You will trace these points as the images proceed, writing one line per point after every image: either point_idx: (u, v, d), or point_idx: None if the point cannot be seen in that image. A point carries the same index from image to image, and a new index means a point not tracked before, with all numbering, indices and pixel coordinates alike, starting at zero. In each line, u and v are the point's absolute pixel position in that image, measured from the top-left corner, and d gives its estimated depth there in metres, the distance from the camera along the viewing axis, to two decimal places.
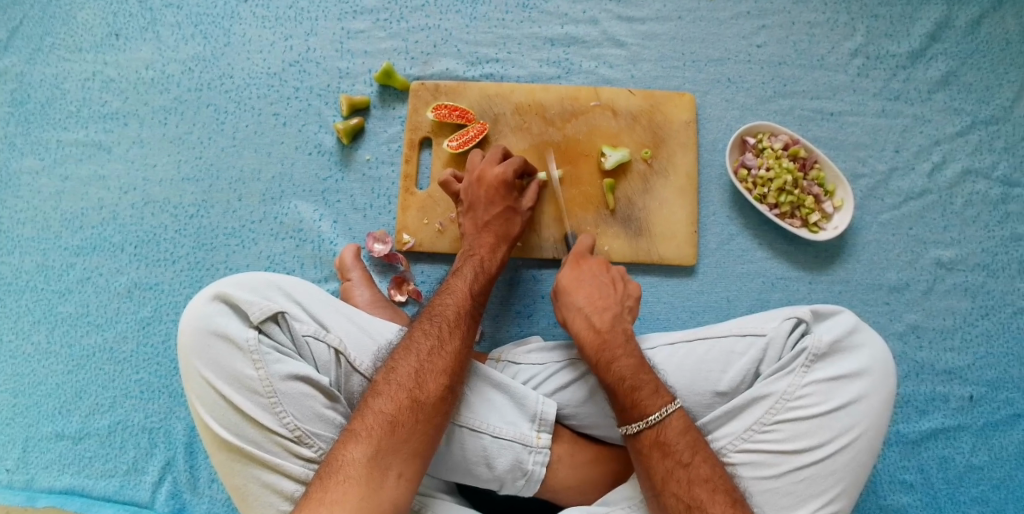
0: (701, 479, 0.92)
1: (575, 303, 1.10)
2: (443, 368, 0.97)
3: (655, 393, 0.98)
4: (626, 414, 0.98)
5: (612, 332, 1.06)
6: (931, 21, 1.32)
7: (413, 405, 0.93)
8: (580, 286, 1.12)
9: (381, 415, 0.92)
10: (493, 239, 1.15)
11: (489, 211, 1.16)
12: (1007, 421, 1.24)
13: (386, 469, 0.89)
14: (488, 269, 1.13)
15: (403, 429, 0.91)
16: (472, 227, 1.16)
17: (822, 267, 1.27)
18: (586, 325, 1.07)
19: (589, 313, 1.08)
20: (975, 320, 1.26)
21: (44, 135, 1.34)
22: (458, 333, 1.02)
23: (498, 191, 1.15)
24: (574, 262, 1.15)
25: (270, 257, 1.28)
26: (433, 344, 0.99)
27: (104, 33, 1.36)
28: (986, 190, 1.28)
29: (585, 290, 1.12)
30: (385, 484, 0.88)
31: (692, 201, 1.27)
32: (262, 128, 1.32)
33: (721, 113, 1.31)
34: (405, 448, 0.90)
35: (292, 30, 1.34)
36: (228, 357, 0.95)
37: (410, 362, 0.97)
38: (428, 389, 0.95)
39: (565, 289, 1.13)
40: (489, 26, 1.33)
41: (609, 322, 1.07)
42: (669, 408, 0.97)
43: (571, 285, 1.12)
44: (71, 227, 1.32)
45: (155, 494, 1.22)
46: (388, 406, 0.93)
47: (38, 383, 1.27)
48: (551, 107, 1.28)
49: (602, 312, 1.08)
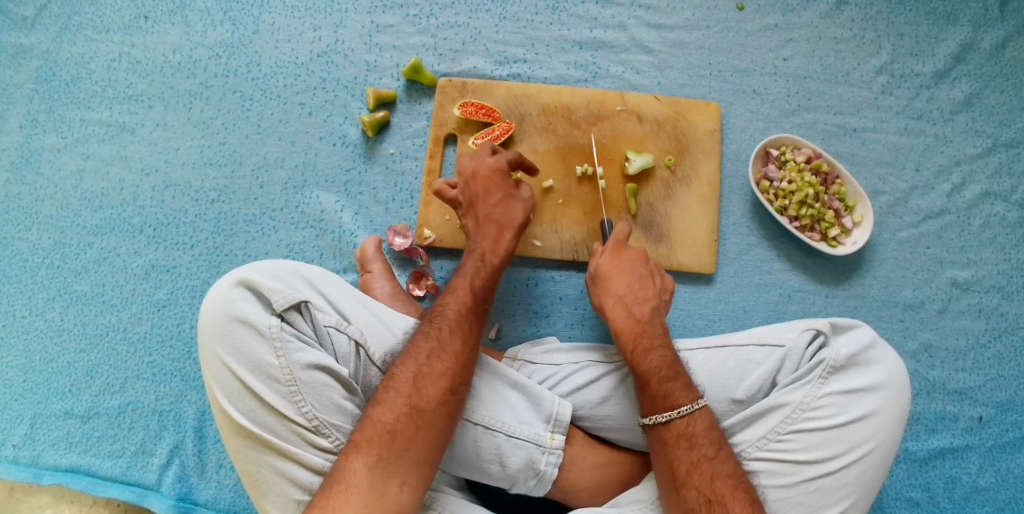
0: (724, 474, 0.92)
1: (615, 291, 1.11)
2: (442, 371, 0.97)
3: (687, 387, 0.99)
4: (657, 404, 0.98)
5: (653, 321, 1.07)
6: (957, 43, 1.33)
7: (412, 413, 0.93)
8: (617, 273, 1.12)
9: (381, 425, 0.92)
10: (496, 229, 1.15)
11: (488, 202, 1.16)
12: (1014, 444, 1.24)
13: (389, 478, 0.89)
14: (490, 261, 1.12)
15: (404, 438, 0.91)
16: (473, 222, 1.16)
17: (839, 282, 1.28)
18: (625, 315, 1.08)
19: (629, 302, 1.09)
20: (988, 342, 1.27)
21: (67, 113, 1.34)
22: (459, 332, 1.01)
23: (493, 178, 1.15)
24: (614, 250, 1.14)
25: (289, 245, 1.28)
26: (434, 347, 0.99)
27: (132, 15, 1.36)
28: (1005, 213, 1.29)
29: (624, 280, 1.12)
30: (388, 491, 0.88)
31: (714, 209, 1.27)
32: (287, 117, 1.32)
33: (745, 124, 1.31)
34: (406, 456, 0.90)
35: (322, 21, 1.34)
36: (250, 342, 0.95)
37: (410, 367, 0.96)
38: (427, 394, 0.94)
39: (604, 276, 1.13)
40: (518, 26, 1.34)
41: (648, 312, 1.08)
42: (697, 403, 0.97)
43: (610, 272, 1.13)
44: (90, 205, 1.31)
45: (162, 477, 1.22)
46: (387, 415, 0.92)
47: (49, 360, 1.27)
48: (577, 109, 1.28)
49: (642, 303, 1.09)
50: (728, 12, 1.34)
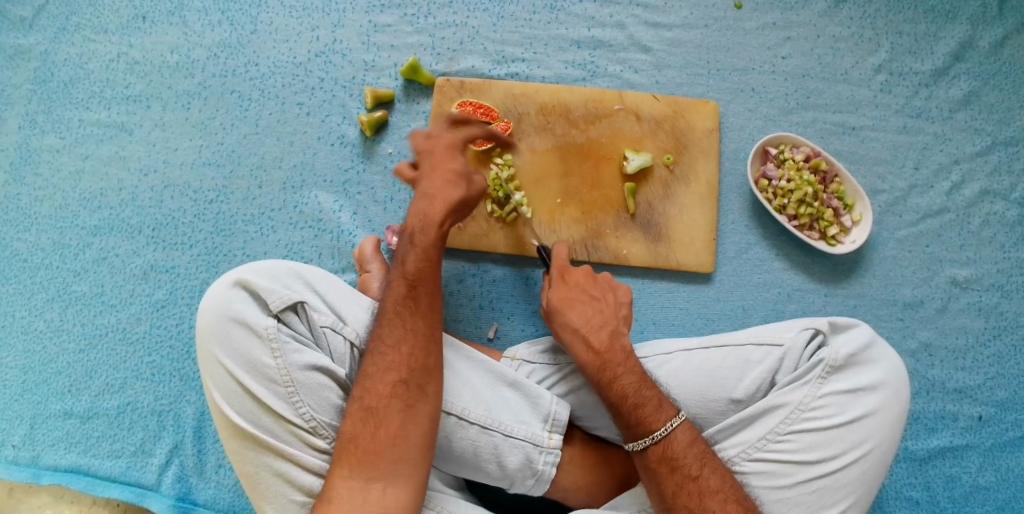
0: (711, 490, 0.92)
1: (570, 323, 1.06)
2: (385, 366, 0.94)
3: (658, 409, 0.97)
4: (633, 431, 0.97)
5: (612, 345, 1.03)
6: (956, 41, 1.32)
7: (365, 415, 0.91)
8: (571, 301, 1.09)
9: (344, 435, 0.91)
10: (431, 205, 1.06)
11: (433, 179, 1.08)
12: (1014, 443, 1.24)
13: (365, 484, 0.88)
14: (420, 242, 1.04)
15: (364, 442, 0.90)
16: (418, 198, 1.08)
17: (838, 281, 1.27)
18: (583, 346, 1.04)
19: (585, 332, 1.05)
20: (987, 341, 1.27)
21: (66, 113, 1.34)
22: (393, 321, 0.97)
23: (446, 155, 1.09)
24: (560, 281, 1.11)
25: (287, 245, 1.28)
26: (374, 345, 0.96)
27: (130, 15, 1.36)
28: (1004, 212, 1.29)
29: (578, 309, 1.08)
30: (369, 496, 0.87)
31: (712, 208, 1.27)
32: (285, 117, 1.32)
33: (743, 123, 1.31)
34: (376, 458, 0.89)
35: (320, 21, 1.34)
36: (247, 344, 0.95)
37: (359, 372, 0.95)
38: (376, 394, 0.92)
39: (557, 309, 1.08)
40: (516, 25, 1.33)
41: (606, 341, 1.03)
42: (674, 423, 0.96)
43: (562, 305, 1.08)
44: (88, 206, 1.31)
45: (161, 477, 1.22)
46: (347, 422, 0.92)
47: (49, 360, 1.27)
48: (575, 109, 1.28)
49: (599, 330, 1.05)
50: (727, 10, 1.34)
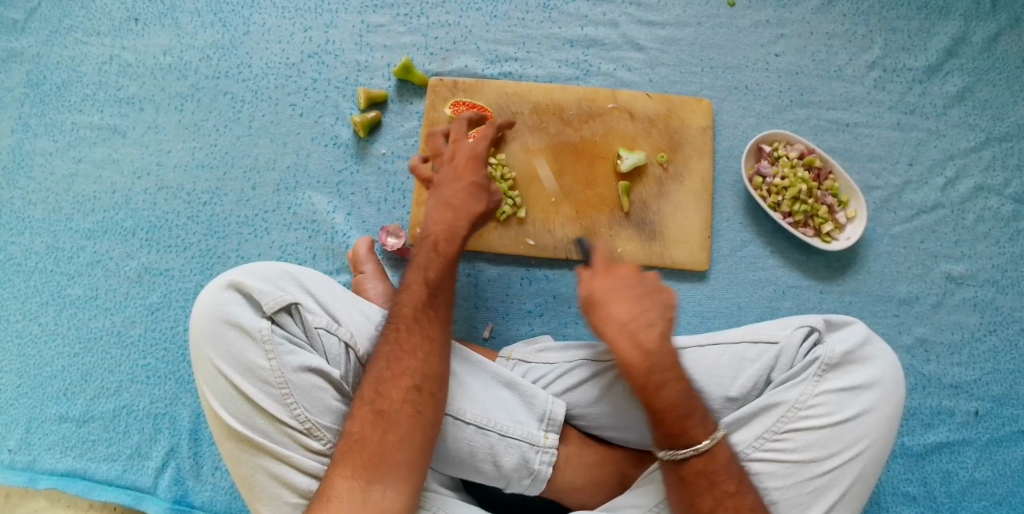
0: (748, 507, 0.90)
1: (615, 317, 0.96)
2: (400, 372, 0.93)
3: (703, 421, 0.92)
4: (672, 440, 0.92)
5: (662, 349, 0.94)
6: (949, 36, 1.32)
7: (377, 419, 0.90)
8: (614, 294, 0.98)
9: (349, 435, 0.90)
10: (452, 216, 1.08)
11: (453, 188, 1.10)
12: (1010, 438, 1.24)
13: (365, 485, 0.87)
14: (443, 249, 1.05)
15: (370, 443, 0.89)
16: (435, 205, 1.10)
17: (834, 277, 1.27)
18: (631, 346, 0.94)
19: (634, 331, 0.95)
20: (983, 336, 1.27)
21: (59, 116, 1.34)
22: (415, 330, 0.97)
23: (468, 164, 1.11)
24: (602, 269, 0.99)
25: (282, 247, 1.28)
26: (389, 349, 0.95)
27: (123, 17, 1.36)
28: (998, 207, 1.29)
29: (623, 301, 0.97)
30: (370, 498, 0.86)
31: (706, 206, 1.27)
32: (279, 118, 1.32)
33: (737, 120, 1.31)
34: (381, 461, 0.88)
35: (312, 22, 1.34)
36: (240, 346, 0.95)
37: (371, 375, 0.94)
38: (389, 398, 0.92)
39: (600, 300, 0.98)
40: (509, 24, 1.33)
41: (657, 343, 0.94)
42: (719, 435, 0.92)
43: (605, 296, 0.98)
44: (82, 209, 1.31)
45: (157, 480, 1.21)
46: (356, 425, 0.91)
47: (44, 364, 1.27)
48: (569, 107, 1.28)
49: (648, 329, 0.94)
50: (720, 7, 1.34)
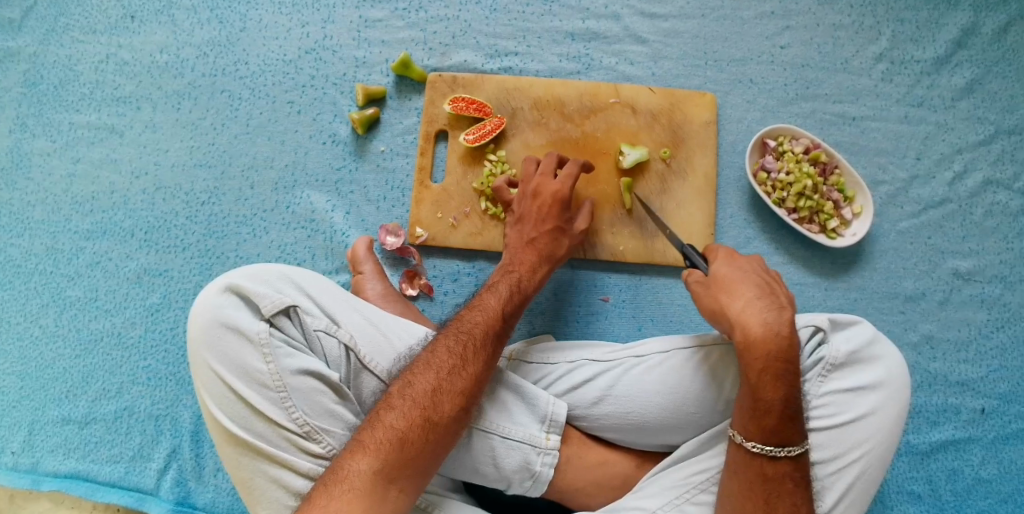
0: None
1: (744, 296, 0.94)
2: (462, 390, 0.91)
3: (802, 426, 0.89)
4: (771, 435, 0.87)
5: (791, 333, 0.90)
6: (958, 27, 1.30)
7: (425, 425, 0.87)
8: (741, 278, 0.96)
9: (392, 430, 0.86)
10: (536, 258, 1.12)
11: (539, 228, 1.13)
12: (1017, 435, 1.23)
13: (387, 484, 0.83)
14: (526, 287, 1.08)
15: (413, 447, 0.85)
16: (517, 240, 1.14)
17: (839, 274, 1.26)
18: (760, 323, 0.90)
19: (765, 311, 0.92)
20: (991, 332, 1.25)
21: (57, 116, 1.33)
22: (485, 355, 0.95)
23: (553, 208, 1.13)
24: (728, 256, 0.99)
25: (281, 247, 1.27)
26: (459, 365, 0.93)
27: (119, 15, 1.34)
28: (1007, 202, 1.27)
29: (751, 285, 0.95)
30: (386, 497, 0.83)
31: (710, 202, 1.25)
32: (276, 116, 1.31)
33: (741, 115, 1.29)
34: (411, 466, 0.85)
35: (309, 17, 1.32)
36: (239, 349, 0.95)
37: (429, 379, 0.91)
38: (443, 410, 0.89)
39: (724, 282, 0.96)
40: (509, 18, 1.31)
41: (789, 326, 0.91)
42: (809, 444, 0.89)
43: (733, 278, 0.96)
44: (81, 210, 1.30)
45: (160, 481, 1.21)
46: (400, 422, 0.87)
47: (45, 366, 1.27)
48: (570, 103, 1.26)
49: (779, 312, 0.92)
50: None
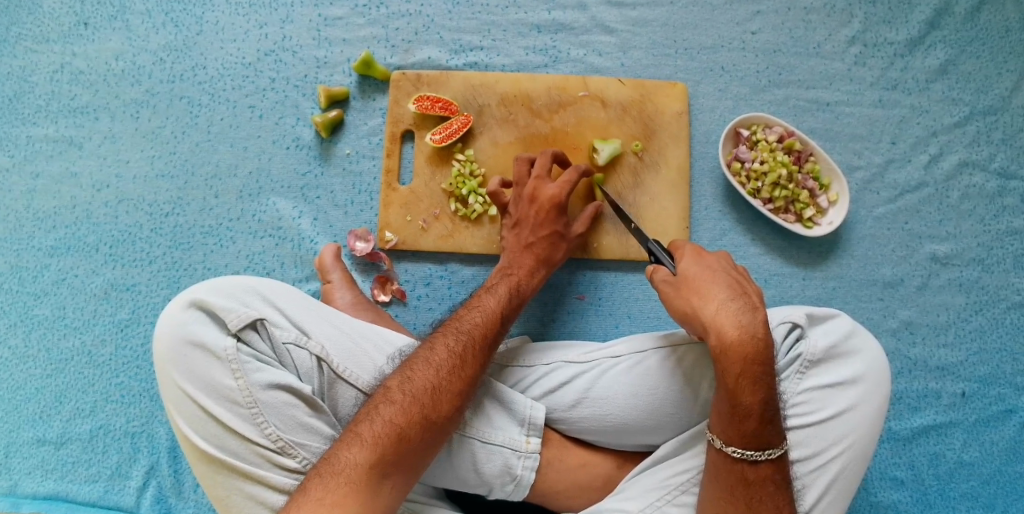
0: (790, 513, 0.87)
1: (716, 297, 0.92)
2: (461, 391, 0.89)
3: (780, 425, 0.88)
4: (747, 437, 0.86)
5: (766, 334, 0.89)
6: (931, 8, 1.28)
7: (423, 423, 0.84)
8: (711, 279, 0.94)
9: (391, 425, 0.83)
10: (534, 262, 1.10)
11: (535, 231, 1.11)
12: (998, 417, 1.22)
13: (383, 478, 0.80)
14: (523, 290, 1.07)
15: (410, 444, 0.82)
16: (514, 244, 1.12)
17: (816, 263, 1.24)
18: (734, 326, 0.89)
19: (737, 311, 0.90)
20: (969, 316, 1.24)
21: (12, 130, 1.28)
22: (484, 356, 0.94)
23: (550, 214, 1.11)
24: (696, 253, 0.98)
25: (249, 256, 1.23)
26: (459, 366, 0.90)
27: (72, 22, 1.29)
28: (983, 183, 1.25)
29: (721, 285, 0.94)
30: (380, 492, 0.79)
31: (684, 194, 1.23)
32: (238, 121, 1.26)
33: (714, 104, 1.26)
34: (407, 463, 0.82)
35: (268, 18, 1.27)
36: (207, 367, 0.92)
37: (428, 376, 0.88)
38: (441, 409, 0.86)
39: (694, 282, 0.95)
40: (473, 11, 1.27)
41: (761, 325, 0.90)
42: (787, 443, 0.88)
43: (703, 277, 0.95)
44: (43, 226, 1.26)
45: (139, 500, 1.19)
46: (399, 417, 0.84)
47: (17, 387, 1.23)
48: (538, 97, 1.23)
49: (752, 313, 0.91)
50: None
